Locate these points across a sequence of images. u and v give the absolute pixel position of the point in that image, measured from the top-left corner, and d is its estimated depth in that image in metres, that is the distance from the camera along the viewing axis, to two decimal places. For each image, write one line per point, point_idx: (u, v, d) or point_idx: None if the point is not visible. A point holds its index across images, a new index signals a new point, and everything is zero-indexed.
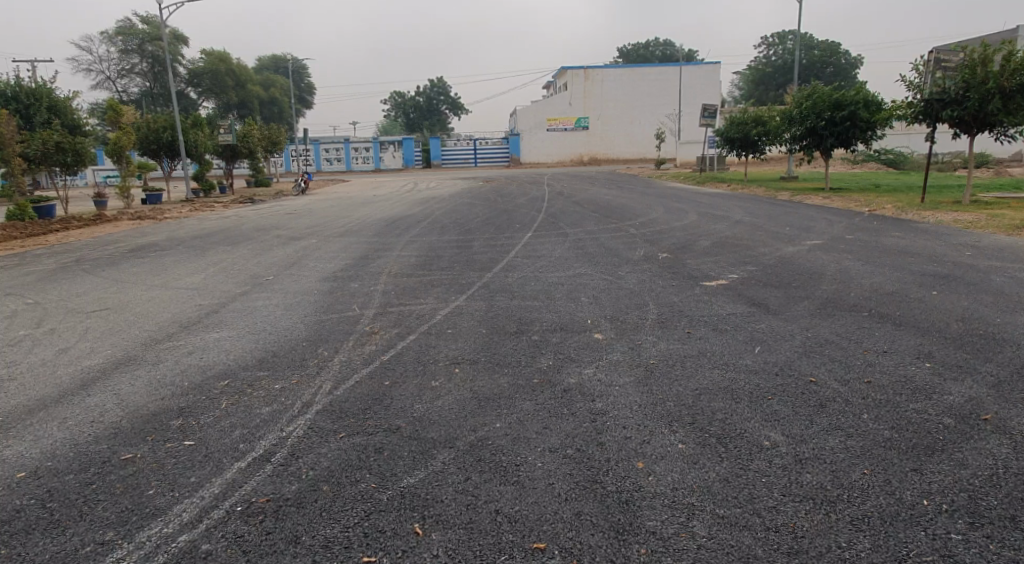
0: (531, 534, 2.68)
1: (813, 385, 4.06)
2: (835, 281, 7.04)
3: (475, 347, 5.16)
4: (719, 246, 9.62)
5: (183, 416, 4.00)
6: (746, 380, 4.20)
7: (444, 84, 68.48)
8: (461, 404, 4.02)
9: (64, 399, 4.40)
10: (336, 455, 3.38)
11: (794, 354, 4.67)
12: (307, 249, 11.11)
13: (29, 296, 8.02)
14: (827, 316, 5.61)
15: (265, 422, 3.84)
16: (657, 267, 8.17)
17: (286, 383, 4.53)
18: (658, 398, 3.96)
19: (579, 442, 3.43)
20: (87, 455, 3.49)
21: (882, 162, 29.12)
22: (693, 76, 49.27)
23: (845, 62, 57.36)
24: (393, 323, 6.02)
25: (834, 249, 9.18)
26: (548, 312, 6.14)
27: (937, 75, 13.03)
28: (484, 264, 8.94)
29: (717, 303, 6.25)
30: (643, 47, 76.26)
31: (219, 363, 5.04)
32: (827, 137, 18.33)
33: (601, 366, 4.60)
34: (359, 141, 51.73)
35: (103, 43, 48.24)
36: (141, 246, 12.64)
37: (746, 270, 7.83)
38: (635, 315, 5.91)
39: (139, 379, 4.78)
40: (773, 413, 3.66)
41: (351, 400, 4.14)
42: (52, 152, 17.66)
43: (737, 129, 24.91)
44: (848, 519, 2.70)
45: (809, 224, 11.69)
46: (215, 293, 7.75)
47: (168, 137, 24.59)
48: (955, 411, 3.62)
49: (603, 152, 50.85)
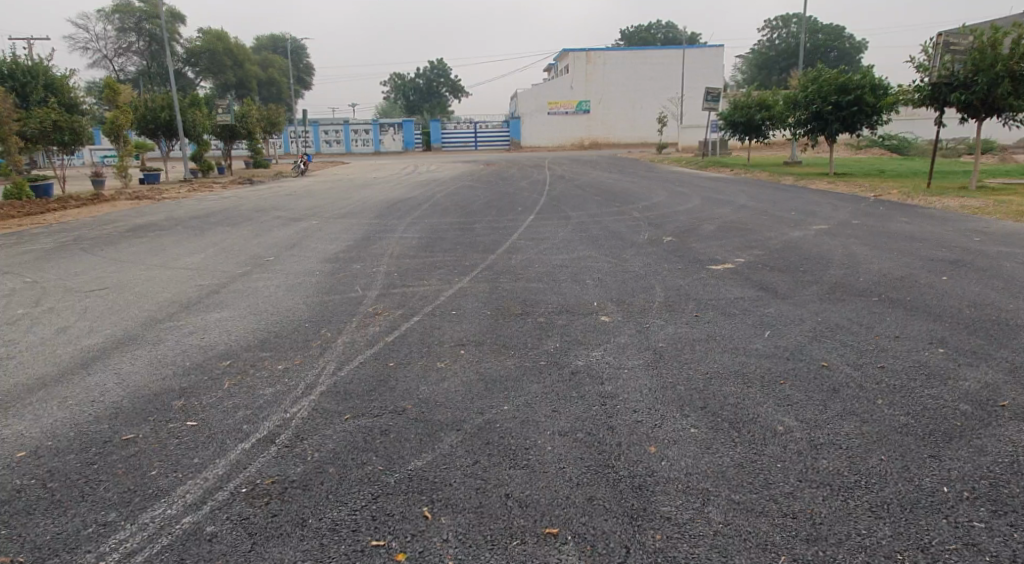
0: (543, 519, 2.63)
1: (825, 370, 4.00)
2: (844, 266, 6.97)
3: (480, 329, 5.09)
4: (724, 230, 9.54)
5: (185, 396, 3.94)
6: (756, 364, 4.15)
7: (444, 66, 67.96)
8: (468, 386, 3.96)
9: (63, 379, 4.33)
10: (341, 437, 3.31)
11: (805, 338, 4.60)
12: (309, 230, 11.01)
13: (27, 275, 7.93)
14: (836, 301, 5.55)
15: (268, 404, 3.77)
16: (662, 250, 8.09)
17: (289, 363, 4.47)
18: (668, 382, 3.91)
19: (589, 425, 3.37)
20: (89, 435, 3.42)
21: (885, 147, 28.94)
22: (695, 59, 48.91)
23: (849, 46, 56.92)
24: (397, 304, 5.94)
25: (840, 233, 9.11)
26: (553, 294, 6.08)
27: (946, 58, 12.75)
28: (487, 246, 8.86)
29: (724, 286, 6.18)
30: (645, 30, 75.68)
31: (220, 344, 4.97)
32: (833, 122, 18.15)
33: (608, 349, 4.54)
34: (358, 123, 51.43)
35: (100, 21, 47.68)
36: (140, 226, 12.52)
37: (752, 254, 7.76)
38: (642, 298, 5.85)
39: (139, 359, 4.70)
40: (786, 398, 3.59)
41: (355, 381, 4.07)
42: (50, 130, 17.46)
43: (740, 113, 24.71)
44: (866, 506, 2.65)
45: (814, 209, 11.59)
46: (215, 274, 7.66)
47: (166, 117, 24.35)
48: (971, 397, 3.56)
49: (604, 137, 50.57)
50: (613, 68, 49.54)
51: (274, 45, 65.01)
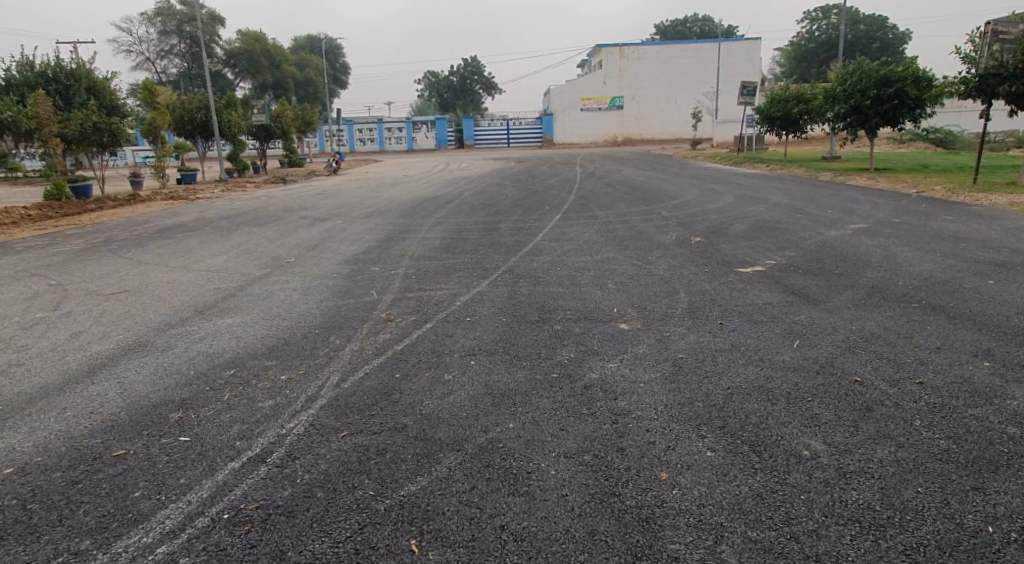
0: (539, 557, 2.43)
1: (858, 386, 3.71)
2: (882, 268, 6.60)
3: (493, 337, 4.89)
4: (756, 230, 9.17)
5: (183, 408, 3.83)
6: (783, 378, 3.86)
7: (478, 64, 67.87)
8: (474, 401, 3.76)
9: (67, 388, 4.26)
10: (335, 458, 3.15)
11: (836, 349, 4.30)
12: (333, 230, 10.95)
13: (53, 277, 7.99)
14: (873, 307, 5.22)
15: (265, 418, 3.64)
16: (690, 252, 7.80)
17: (293, 373, 4.33)
18: (686, 397, 3.66)
19: (597, 447, 3.14)
20: (80, 449, 3.33)
21: (930, 141, 27.95)
22: (731, 52, 47.98)
23: (893, 36, 55.20)
24: (410, 309, 5.78)
25: (880, 233, 8.69)
26: (572, 299, 5.85)
27: (995, 47, 12.20)
28: (510, 247, 8.67)
29: (753, 291, 5.88)
30: (680, 24, 74.63)
31: (228, 351, 4.87)
32: (873, 116, 17.52)
33: (625, 360, 4.30)
34: (393, 121, 51.97)
35: (143, 25, 48.60)
36: (170, 226, 12.61)
37: (784, 256, 7.41)
38: (664, 303, 5.60)
39: (146, 367, 4.61)
40: (813, 417, 3.32)
41: (358, 394, 3.92)
42: (89, 132, 17.73)
43: (777, 107, 24.06)
44: (900, 548, 2.38)
45: (853, 207, 11.12)
46: (233, 277, 7.58)
47: (203, 117, 24.60)
48: (1021, 419, 3.23)
49: (638, 133, 49.95)
50: (648, 63, 48.86)
51: (310, 45, 65.64)
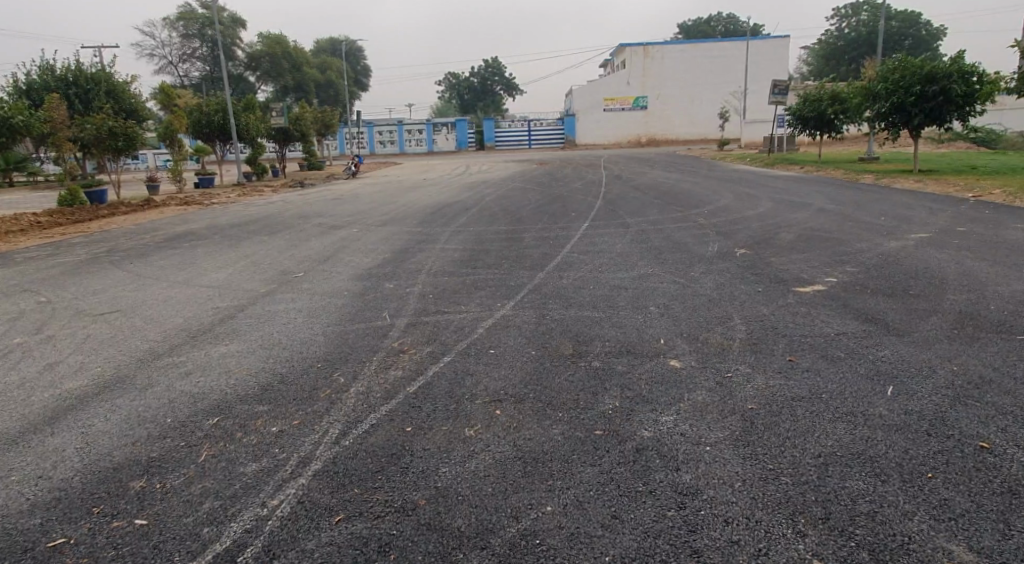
0: None
1: (988, 455, 2.93)
2: (966, 288, 5.78)
3: (522, 377, 4.17)
4: (806, 240, 8.38)
5: (147, 473, 3.17)
6: (887, 442, 3.09)
7: (499, 65, 67.18)
8: (502, 468, 3.05)
9: (20, 440, 3.64)
10: (324, 558, 2.53)
11: (944, 401, 3.49)
12: (347, 239, 10.32)
13: (44, 293, 7.41)
14: (969, 340, 4.42)
15: (243, 491, 2.97)
16: (736, 267, 7.02)
17: (285, 425, 3.62)
18: (766, 468, 2.91)
19: (664, 550, 2.47)
20: (11, 538, 2.74)
21: (972, 141, 26.64)
22: (759, 51, 46.77)
23: (926, 32, 53.51)
24: (426, 337, 5.07)
25: (947, 243, 7.86)
26: (610, 327, 5.11)
27: None
28: (536, 260, 7.96)
29: (819, 317, 5.10)
30: (703, 23, 73.46)
31: (215, 392, 4.18)
32: (916, 115, 16.52)
33: (684, 412, 3.52)
34: (411, 124, 51.55)
35: (165, 28, 48.61)
36: (179, 234, 12.06)
37: (845, 272, 6.57)
38: (719, 333, 4.83)
39: (115, 411, 3.96)
40: (944, 505, 2.59)
41: (360, 456, 3.22)
42: (105, 137, 17.07)
43: (812, 107, 23.00)
44: None
45: (908, 213, 10.27)
46: (233, 294, 6.92)
47: (220, 120, 24.06)
48: None
49: (663, 134, 48.95)
50: (672, 62, 47.79)
51: (331, 47, 65.28)
